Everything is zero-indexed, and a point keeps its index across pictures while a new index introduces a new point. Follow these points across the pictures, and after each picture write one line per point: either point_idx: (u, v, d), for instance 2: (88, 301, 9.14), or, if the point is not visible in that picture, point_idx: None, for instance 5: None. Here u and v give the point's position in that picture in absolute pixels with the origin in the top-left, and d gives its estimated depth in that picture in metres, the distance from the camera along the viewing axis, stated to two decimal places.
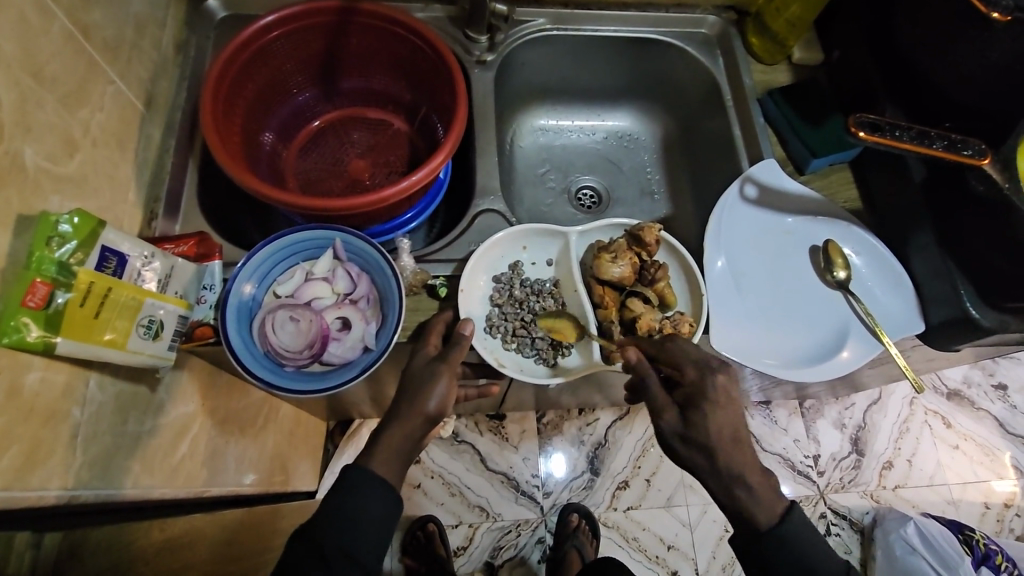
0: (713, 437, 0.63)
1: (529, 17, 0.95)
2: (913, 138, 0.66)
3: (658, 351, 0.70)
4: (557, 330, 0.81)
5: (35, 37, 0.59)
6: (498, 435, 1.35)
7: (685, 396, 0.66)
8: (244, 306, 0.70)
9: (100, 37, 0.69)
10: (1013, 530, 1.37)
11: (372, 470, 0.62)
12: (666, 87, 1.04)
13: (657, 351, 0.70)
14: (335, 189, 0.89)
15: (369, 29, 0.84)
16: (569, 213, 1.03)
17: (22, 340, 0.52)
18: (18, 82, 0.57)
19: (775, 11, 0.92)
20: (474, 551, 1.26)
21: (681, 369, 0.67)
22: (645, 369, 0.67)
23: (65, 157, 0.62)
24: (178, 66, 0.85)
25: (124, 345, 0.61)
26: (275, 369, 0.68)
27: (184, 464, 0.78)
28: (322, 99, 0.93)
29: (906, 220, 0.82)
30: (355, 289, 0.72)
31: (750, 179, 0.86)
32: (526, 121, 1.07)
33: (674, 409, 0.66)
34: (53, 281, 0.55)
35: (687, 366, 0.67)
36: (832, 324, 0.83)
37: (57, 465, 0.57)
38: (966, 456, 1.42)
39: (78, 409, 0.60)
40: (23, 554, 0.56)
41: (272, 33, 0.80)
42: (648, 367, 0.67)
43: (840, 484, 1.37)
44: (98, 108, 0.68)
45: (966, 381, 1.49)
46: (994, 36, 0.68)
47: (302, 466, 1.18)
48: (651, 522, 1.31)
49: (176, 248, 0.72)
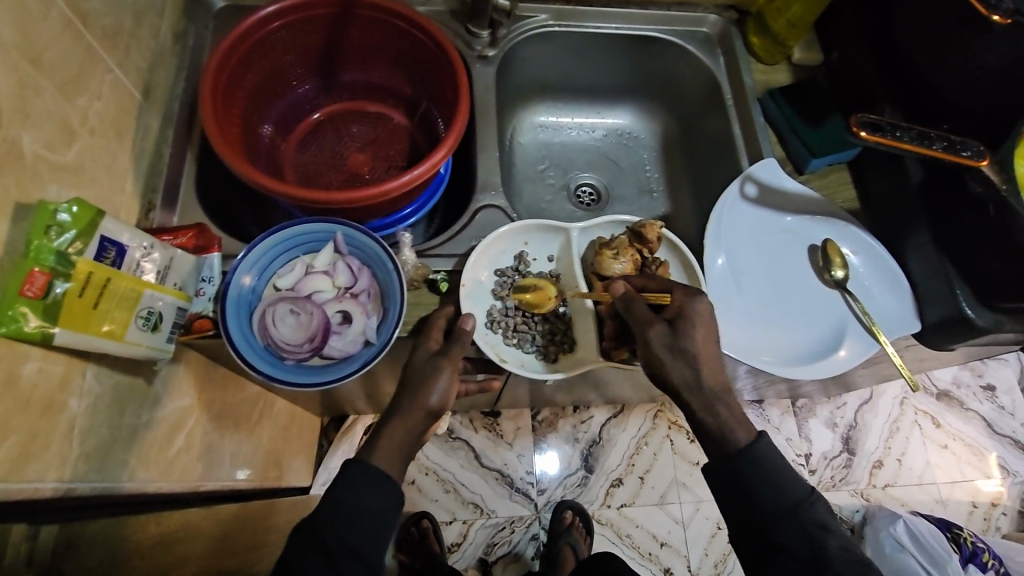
0: None
1: (531, 13, 0.95)
2: (913, 138, 0.66)
3: (644, 283, 0.72)
4: (535, 292, 0.81)
5: (34, 24, 0.58)
6: (493, 432, 1.34)
7: (675, 312, 0.68)
8: (243, 298, 0.69)
9: (98, 24, 0.68)
10: (999, 528, 1.39)
11: (373, 465, 0.62)
12: (667, 85, 1.04)
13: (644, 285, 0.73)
14: (334, 183, 0.89)
15: (371, 21, 0.83)
16: (568, 210, 1.03)
17: (20, 330, 0.52)
18: (16, 67, 0.56)
19: (776, 11, 0.92)
20: (468, 547, 1.26)
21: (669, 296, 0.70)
22: (634, 294, 0.69)
23: (64, 146, 0.61)
24: (177, 56, 0.84)
25: (122, 336, 0.61)
26: (275, 362, 0.67)
27: (180, 457, 0.77)
28: (321, 91, 0.93)
29: (903, 220, 0.82)
30: (356, 282, 0.72)
31: (750, 178, 0.86)
32: (526, 118, 1.07)
33: (660, 323, 0.66)
34: (51, 271, 0.54)
35: (677, 289, 0.70)
36: (828, 323, 0.83)
37: (53, 457, 0.56)
38: (954, 455, 1.44)
39: (75, 400, 0.60)
40: (20, 545, 0.54)
41: (272, 24, 0.79)
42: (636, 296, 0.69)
43: (831, 482, 1.38)
44: (97, 96, 0.67)
45: (956, 382, 1.51)
46: (994, 38, 0.69)
47: (296, 462, 1.17)
48: (644, 519, 1.31)
49: (174, 239, 0.71)
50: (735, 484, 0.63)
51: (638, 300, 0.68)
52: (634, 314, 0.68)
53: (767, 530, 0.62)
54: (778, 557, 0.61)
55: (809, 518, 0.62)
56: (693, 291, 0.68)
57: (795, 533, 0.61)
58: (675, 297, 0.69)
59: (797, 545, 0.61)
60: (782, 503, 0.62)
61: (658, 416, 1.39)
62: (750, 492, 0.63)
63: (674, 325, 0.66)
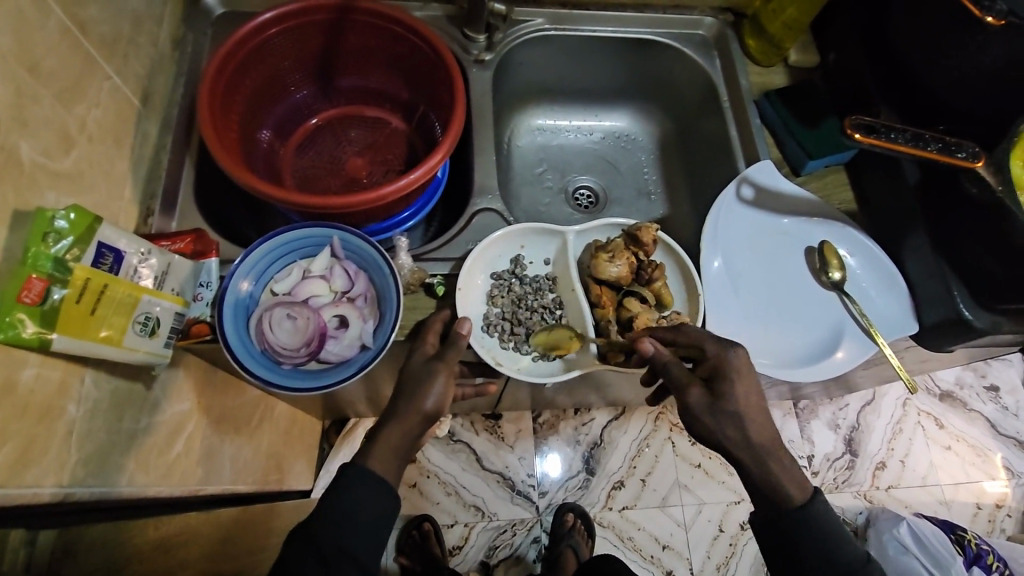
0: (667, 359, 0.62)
1: (527, 17, 0.95)
2: (908, 140, 0.67)
3: (673, 338, 0.70)
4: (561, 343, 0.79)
5: (32, 32, 0.59)
6: (494, 435, 1.35)
7: (711, 370, 0.67)
8: (241, 303, 0.70)
9: (97, 32, 0.68)
10: (1005, 530, 1.38)
11: (369, 469, 0.62)
12: (663, 88, 1.04)
13: (670, 339, 0.71)
14: (332, 187, 0.89)
15: (367, 27, 0.84)
16: (566, 213, 1.03)
17: (17, 336, 0.52)
18: (14, 77, 0.56)
19: (771, 13, 0.92)
20: (470, 550, 1.26)
21: (701, 350, 0.68)
22: (667, 357, 0.67)
23: (62, 153, 0.62)
24: (175, 62, 0.85)
25: (120, 342, 0.61)
26: (272, 366, 0.67)
27: (179, 462, 0.78)
28: (319, 97, 0.93)
29: (901, 222, 0.82)
30: (353, 287, 0.72)
31: (747, 180, 0.86)
32: (523, 121, 1.07)
33: (699, 385, 0.65)
34: (49, 277, 0.54)
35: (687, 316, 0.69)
36: (826, 325, 0.83)
37: (52, 461, 0.57)
38: (958, 456, 1.43)
39: (73, 406, 0.60)
40: (18, 551, 0.55)
41: (269, 31, 0.80)
42: (669, 356, 0.67)
43: (834, 484, 1.37)
44: (95, 103, 0.68)
45: (960, 382, 1.50)
46: (989, 39, 0.69)
47: (297, 465, 1.17)
48: (646, 521, 1.31)
49: (172, 245, 0.72)
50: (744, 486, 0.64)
51: (673, 361, 0.67)
52: (672, 376, 0.66)
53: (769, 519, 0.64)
54: (792, 548, 0.64)
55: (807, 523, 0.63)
56: (727, 344, 0.67)
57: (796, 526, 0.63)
58: (708, 353, 0.67)
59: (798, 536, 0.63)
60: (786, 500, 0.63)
61: (659, 418, 1.39)
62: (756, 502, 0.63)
63: (712, 385, 0.65)
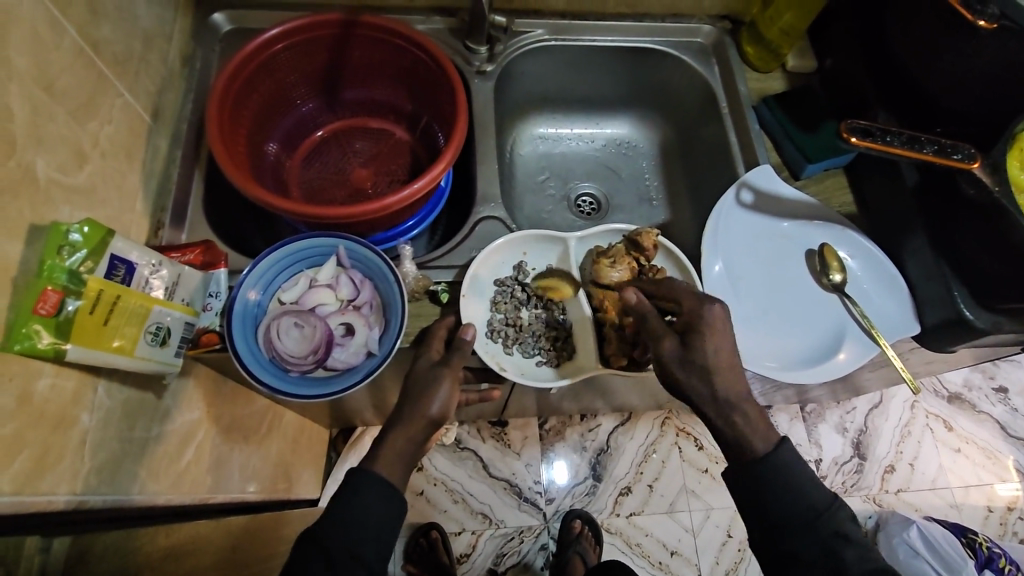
0: (683, 372, 0.63)
1: (528, 28, 0.97)
2: (904, 142, 0.68)
3: (655, 291, 0.73)
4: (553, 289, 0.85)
5: (48, 52, 0.61)
6: (500, 442, 1.35)
7: (686, 324, 0.66)
8: (249, 312, 0.71)
9: (109, 52, 0.70)
10: (1017, 533, 1.37)
11: (375, 475, 0.63)
12: (664, 95, 1.05)
13: (653, 293, 0.73)
14: (338, 198, 0.91)
15: (371, 41, 0.86)
16: (569, 219, 1.04)
17: (33, 347, 0.53)
18: (30, 94, 0.58)
19: (768, 20, 0.93)
20: (477, 558, 1.26)
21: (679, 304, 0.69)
22: (646, 305, 0.69)
23: (76, 168, 0.64)
24: (185, 79, 0.87)
25: (132, 351, 0.62)
26: (280, 374, 0.69)
27: (189, 470, 0.79)
28: (324, 110, 0.95)
29: (899, 224, 0.83)
30: (358, 295, 0.74)
31: (746, 185, 0.87)
32: (526, 130, 1.09)
33: (673, 336, 0.65)
34: (63, 289, 0.56)
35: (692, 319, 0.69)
36: (828, 327, 0.84)
37: (65, 470, 0.58)
38: (968, 459, 1.42)
39: (86, 415, 0.61)
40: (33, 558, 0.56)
41: (276, 46, 0.82)
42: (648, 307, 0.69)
43: (842, 488, 1.37)
44: (107, 120, 0.70)
45: (967, 384, 1.50)
46: (983, 41, 0.70)
47: (304, 474, 1.18)
48: (654, 527, 1.31)
49: (182, 256, 0.74)
50: (746, 497, 0.65)
51: (650, 313, 0.68)
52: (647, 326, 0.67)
53: (770, 521, 0.64)
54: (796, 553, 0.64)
55: (809, 527, 0.63)
56: (702, 300, 0.67)
57: (797, 533, 0.63)
58: (684, 307, 0.68)
59: (794, 539, 0.63)
60: (798, 516, 0.64)
61: (665, 423, 1.39)
62: (763, 506, 0.64)
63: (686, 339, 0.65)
